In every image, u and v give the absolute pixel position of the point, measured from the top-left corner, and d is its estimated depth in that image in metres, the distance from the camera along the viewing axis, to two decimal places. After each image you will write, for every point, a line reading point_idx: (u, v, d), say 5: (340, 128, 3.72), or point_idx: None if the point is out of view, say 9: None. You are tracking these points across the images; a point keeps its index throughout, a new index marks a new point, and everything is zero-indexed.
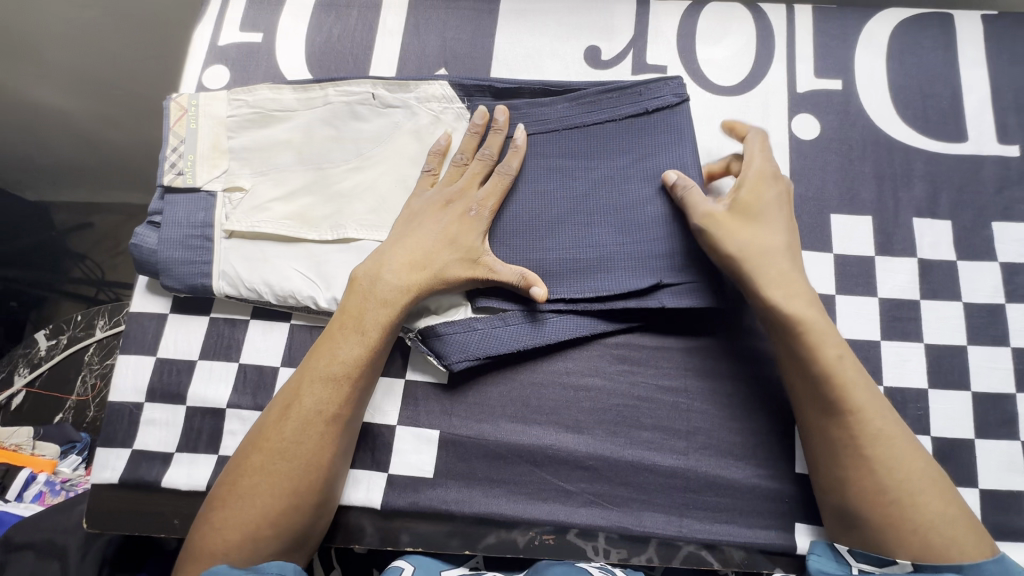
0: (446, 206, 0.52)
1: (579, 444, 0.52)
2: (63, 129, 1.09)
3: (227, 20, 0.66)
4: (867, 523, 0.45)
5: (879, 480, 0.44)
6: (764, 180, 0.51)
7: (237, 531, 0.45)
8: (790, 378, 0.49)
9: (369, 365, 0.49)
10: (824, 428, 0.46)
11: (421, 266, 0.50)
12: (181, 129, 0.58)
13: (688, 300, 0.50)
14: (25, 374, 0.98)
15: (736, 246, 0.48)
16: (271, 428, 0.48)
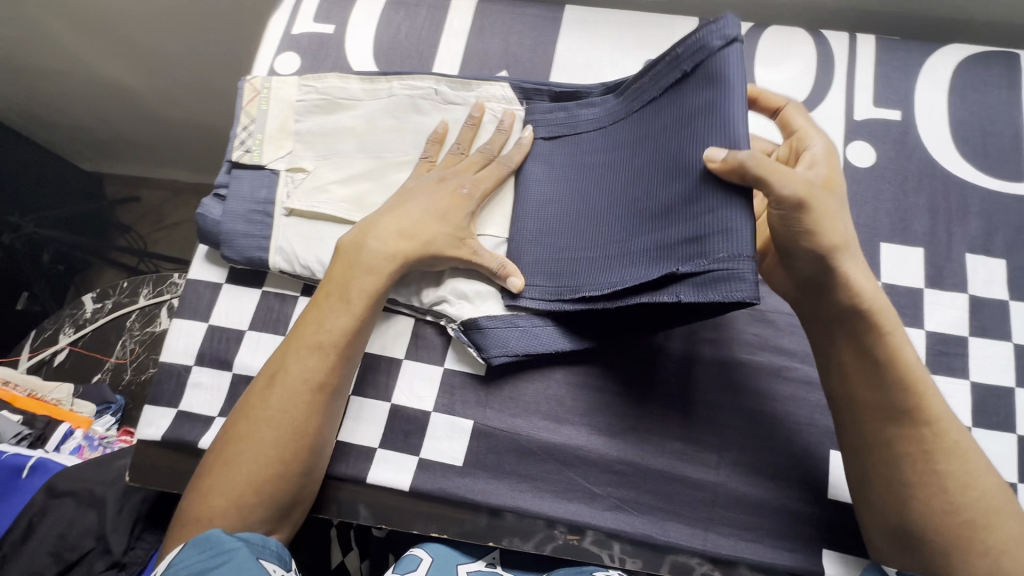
0: (439, 183, 0.54)
1: (613, 448, 0.53)
2: (138, 101, 1.20)
3: (301, 10, 0.69)
4: (927, 541, 0.44)
5: (950, 500, 0.43)
6: (834, 158, 0.47)
7: (221, 498, 0.46)
8: (857, 385, 0.46)
9: (354, 333, 0.51)
10: (895, 438, 0.44)
11: (407, 239, 0.51)
12: (253, 109, 0.61)
13: (707, 294, 0.41)
14: (70, 334, 1.02)
15: (833, 227, 0.42)
16: (257, 396, 0.49)
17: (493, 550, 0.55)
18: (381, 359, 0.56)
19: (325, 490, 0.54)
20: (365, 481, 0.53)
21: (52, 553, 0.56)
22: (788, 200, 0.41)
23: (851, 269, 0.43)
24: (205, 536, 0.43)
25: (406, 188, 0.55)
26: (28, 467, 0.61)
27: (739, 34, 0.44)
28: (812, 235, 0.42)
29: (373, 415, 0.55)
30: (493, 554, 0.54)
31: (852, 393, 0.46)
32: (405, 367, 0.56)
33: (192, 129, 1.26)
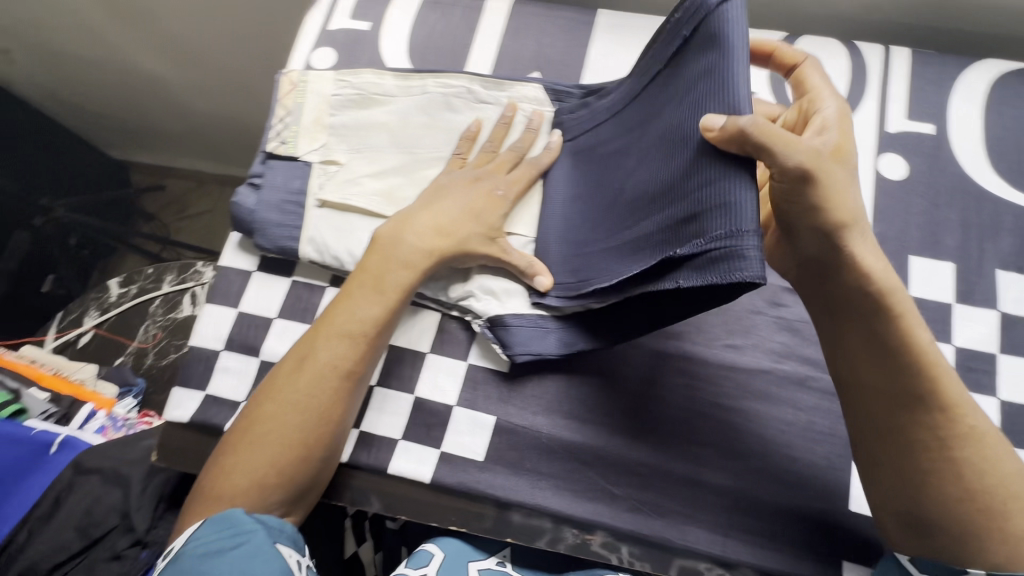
0: (476, 182, 0.55)
1: (633, 449, 0.53)
2: (173, 94, 1.23)
3: (338, 7, 0.70)
4: (941, 530, 0.43)
5: (969, 488, 0.42)
6: (845, 122, 0.45)
7: (245, 476, 0.47)
8: (866, 370, 0.45)
9: (386, 325, 0.52)
10: (907, 425, 0.44)
11: (445, 236, 0.52)
12: (289, 102, 0.62)
13: (702, 276, 0.38)
14: (95, 317, 1.04)
15: (841, 200, 0.41)
16: (283, 379, 0.50)
17: (505, 548, 0.56)
18: (406, 352, 0.57)
19: (346, 479, 0.54)
20: (385, 472, 0.53)
21: (78, 529, 0.57)
22: (791, 170, 0.39)
23: (858, 246, 0.43)
24: (226, 515, 0.45)
25: (439, 184, 0.55)
26: (55, 444, 0.62)
27: None
28: (819, 209, 0.41)
29: (396, 407, 0.55)
30: (505, 552, 0.56)
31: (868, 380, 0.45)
32: (429, 361, 0.56)
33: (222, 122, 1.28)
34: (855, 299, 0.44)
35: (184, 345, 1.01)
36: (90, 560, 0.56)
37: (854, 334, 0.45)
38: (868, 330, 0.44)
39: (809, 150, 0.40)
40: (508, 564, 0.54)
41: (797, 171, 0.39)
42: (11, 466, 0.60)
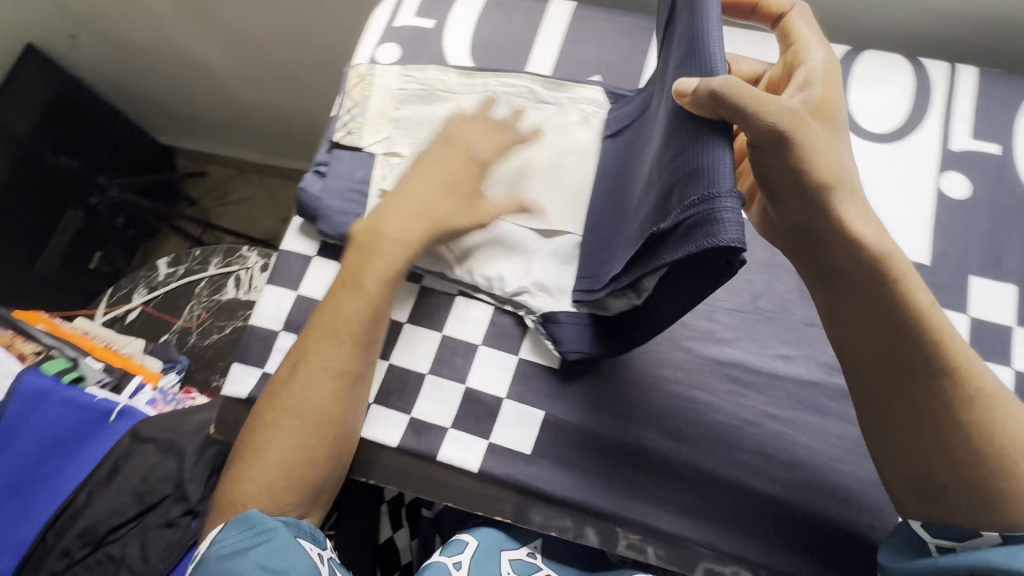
0: (433, 161, 0.56)
1: (680, 452, 0.53)
2: (227, 89, 1.26)
3: (404, 4, 0.72)
4: (950, 491, 0.43)
5: (977, 448, 0.41)
6: (831, 75, 0.45)
7: (253, 482, 0.49)
8: (868, 335, 0.45)
9: (376, 318, 0.53)
10: (908, 391, 0.44)
11: (422, 219, 0.54)
12: (356, 94, 0.64)
13: (687, 247, 0.37)
14: (143, 294, 1.08)
15: (821, 160, 0.41)
16: (279, 386, 0.52)
17: (536, 539, 0.59)
18: (458, 342, 0.58)
19: (394, 463, 0.55)
20: (434, 459, 0.54)
21: (134, 494, 0.60)
22: (771, 131, 0.40)
23: (844, 208, 0.43)
24: (245, 516, 0.46)
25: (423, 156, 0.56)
26: (115, 412, 0.64)
27: None
28: (804, 169, 0.41)
29: (447, 396, 0.56)
30: (535, 543, 0.58)
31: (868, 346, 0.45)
32: (481, 353, 0.57)
33: (273, 117, 1.31)
34: (851, 268, 0.44)
35: (227, 325, 1.04)
36: (143, 526, 0.58)
37: (850, 301, 0.45)
38: (863, 295, 0.44)
39: (784, 110, 0.40)
40: (538, 556, 0.57)
41: (774, 132, 0.40)
42: (73, 429, 0.62)
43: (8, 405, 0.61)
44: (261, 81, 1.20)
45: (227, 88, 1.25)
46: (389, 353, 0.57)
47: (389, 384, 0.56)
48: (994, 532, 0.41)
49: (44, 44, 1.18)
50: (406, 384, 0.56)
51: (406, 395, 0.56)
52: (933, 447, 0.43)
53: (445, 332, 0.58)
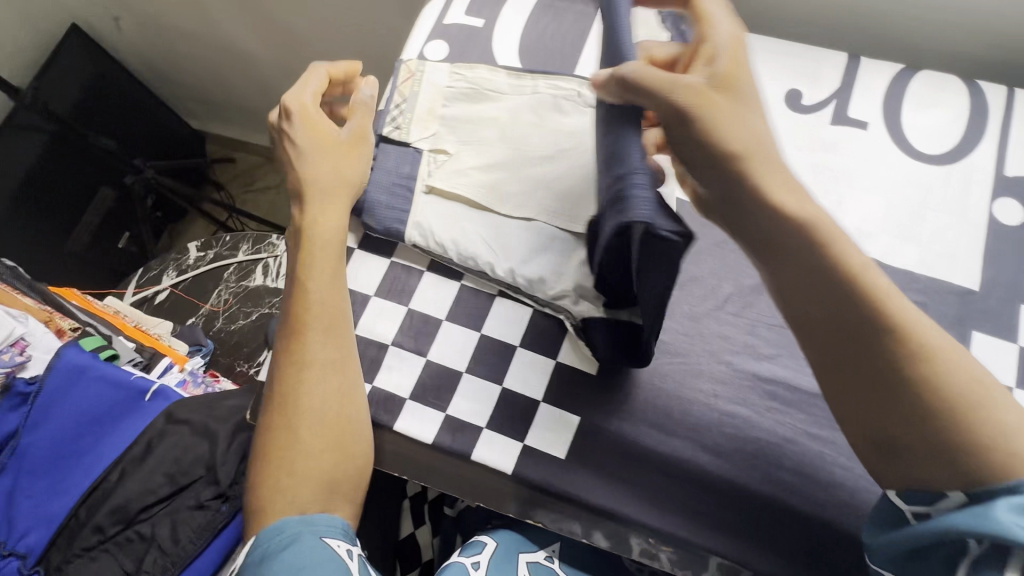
0: (294, 119, 0.54)
1: (716, 466, 0.53)
2: (264, 77, 1.26)
3: (455, 2, 0.72)
4: (911, 446, 0.37)
5: (932, 404, 0.35)
6: (737, 47, 0.40)
7: (285, 495, 0.48)
8: (796, 290, 0.39)
9: (326, 298, 0.52)
10: (848, 351, 0.38)
11: (318, 187, 0.53)
12: (405, 89, 0.64)
13: (625, 213, 0.41)
14: (172, 277, 1.10)
15: (730, 134, 0.38)
16: (278, 401, 0.51)
17: (555, 542, 0.58)
18: (496, 343, 0.58)
19: (427, 460, 0.55)
20: (468, 458, 0.54)
21: (166, 475, 0.61)
22: (673, 108, 0.38)
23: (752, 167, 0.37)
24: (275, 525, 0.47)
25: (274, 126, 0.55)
26: (150, 392, 0.66)
27: None
28: (707, 140, 0.37)
29: (483, 396, 0.56)
30: (554, 546, 0.58)
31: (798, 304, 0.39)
32: (518, 355, 0.57)
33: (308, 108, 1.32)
34: (778, 230, 0.38)
35: (253, 312, 1.04)
36: (174, 507, 0.59)
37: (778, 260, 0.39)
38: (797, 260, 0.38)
39: (684, 89, 0.38)
40: (556, 561, 0.57)
41: (673, 108, 0.38)
42: (109, 408, 0.63)
43: (48, 380, 0.62)
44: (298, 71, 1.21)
45: (264, 76, 1.26)
46: (426, 350, 0.58)
47: (426, 381, 0.57)
48: (958, 490, 0.35)
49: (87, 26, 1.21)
50: (442, 382, 0.56)
51: (442, 393, 0.56)
52: (886, 414, 0.37)
53: (484, 332, 0.58)
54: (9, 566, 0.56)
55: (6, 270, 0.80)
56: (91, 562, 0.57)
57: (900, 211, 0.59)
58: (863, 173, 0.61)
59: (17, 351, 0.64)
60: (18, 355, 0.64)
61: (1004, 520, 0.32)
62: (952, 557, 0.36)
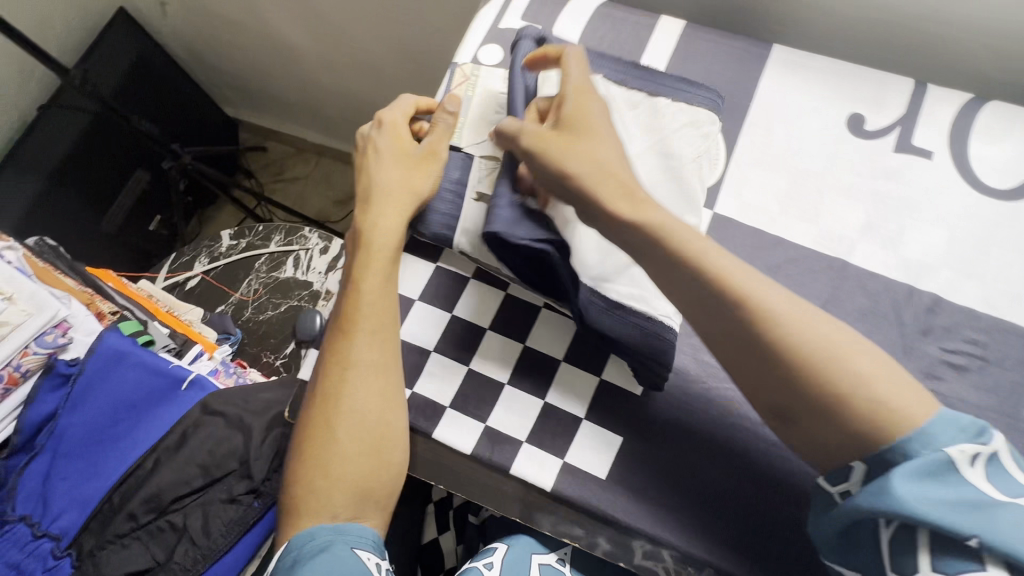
0: (381, 131, 0.58)
1: (763, 499, 0.51)
2: (302, 68, 1.26)
3: (511, 6, 0.71)
4: (805, 416, 0.40)
5: (795, 360, 0.39)
6: (582, 95, 0.50)
7: (323, 495, 0.48)
8: (659, 270, 0.45)
9: (374, 301, 0.53)
10: (723, 329, 0.42)
11: (382, 192, 0.55)
12: (459, 93, 0.64)
13: (498, 224, 0.50)
14: (203, 264, 1.10)
15: (568, 163, 0.47)
16: (320, 401, 0.51)
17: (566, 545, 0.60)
18: (540, 357, 0.57)
19: (464, 470, 0.54)
20: (506, 471, 0.53)
21: (201, 466, 0.61)
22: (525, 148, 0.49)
23: (590, 177, 0.46)
24: (308, 531, 0.47)
25: (363, 133, 0.60)
26: (186, 381, 0.66)
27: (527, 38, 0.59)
28: (555, 169, 0.47)
29: (525, 409, 0.55)
30: (565, 549, 0.60)
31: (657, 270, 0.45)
32: (561, 369, 0.56)
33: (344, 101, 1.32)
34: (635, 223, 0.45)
35: (282, 304, 1.04)
36: (206, 499, 0.59)
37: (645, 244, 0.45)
38: (657, 238, 0.44)
39: (533, 134, 0.49)
40: (566, 564, 0.59)
41: (523, 151, 0.49)
42: (146, 395, 0.64)
43: (88, 364, 0.62)
44: (337, 64, 1.20)
45: (302, 67, 1.26)
46: (468, 358, 0.57)
47: (467, 389, 0.56)
48: (856, 459, 0.39)
49: (134, 10, 1.21)
50: (484, 392, 0.56)
51: (482, 403, 0.55)
52: (764, 379, 0.41)
53: (527, 344, 0.57)
54: (41, 547, 0.57)
55: (47, 248, 0.80)
56: (122, 550, 0.57)
57: (962, 245, 0.57)
58: (926, 204, 0.59)
59: (60, 333, 0.64)
60: (61, 337, 0.64)
61: (898, 491, 0.35)
62: (875, 536, 0.38)
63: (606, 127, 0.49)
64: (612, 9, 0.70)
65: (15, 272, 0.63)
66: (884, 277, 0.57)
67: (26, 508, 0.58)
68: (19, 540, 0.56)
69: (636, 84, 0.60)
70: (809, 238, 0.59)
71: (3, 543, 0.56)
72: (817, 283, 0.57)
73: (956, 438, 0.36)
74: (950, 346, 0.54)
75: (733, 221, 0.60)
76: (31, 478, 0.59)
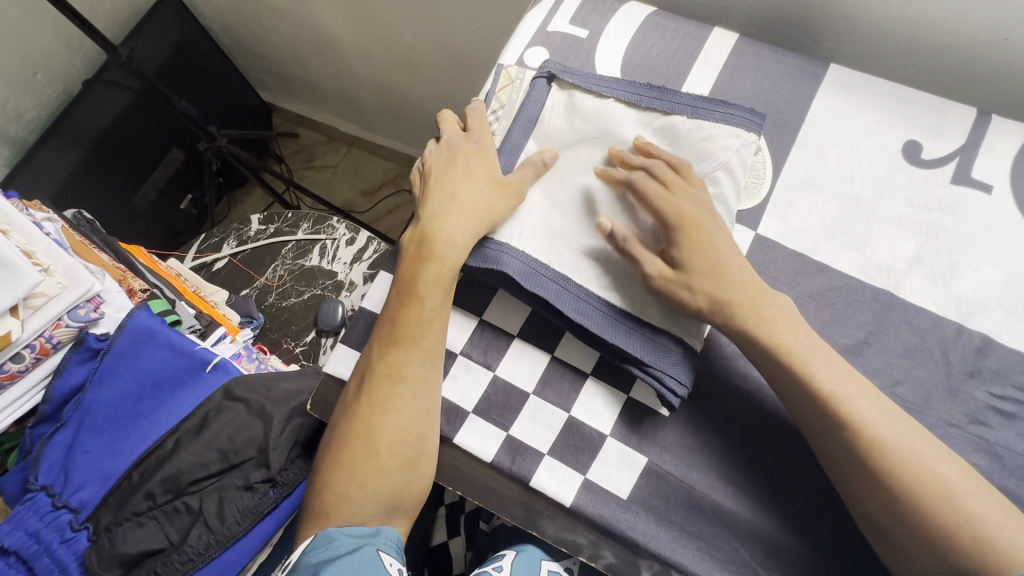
0: (475, 141, 0.60)
1: (788, 534, 0.49)
2: (342, 58, 1.27)
3: (561, 9, 0.69)
4: (908, 541, 0.44)
5: (902, 486, 0.43)
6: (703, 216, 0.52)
7: (358, 503, 0.50)
8: (779, 386, 0.49)
9: (433, 318, 0.53)
10: (832, 446, 0.47)
11: (459, 204, 0.55)
12: (504, 95, 0.63)
13: (475, 258, 0.55)
14: (232, 247, 1.11)
15: (693, 298, 0.51)
16: (365, 409, 0.51)
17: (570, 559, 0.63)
18: (568, 369, 0.56)
19: (483, 477, 0.54)
20: (526, 483, 0.52)
21: (220, 452, 0.61)
22: (652, 276, 0.52)
23: (715, 316, 0.51)
24: (328, 534, 0.49)
25: (445, 139, 0.61)
26: (211, 364, 0.66)
27: (542, 72, 0.61)
28: (683, 304, 0.51)
29: (550, 420, 0.54)
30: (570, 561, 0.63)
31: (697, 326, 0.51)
32: (589, 383, 0.55)
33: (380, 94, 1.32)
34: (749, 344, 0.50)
35: (306, 292, 1.05)
36: (222, 485, 0.60)
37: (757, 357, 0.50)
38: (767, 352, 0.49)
39: (659, 268, 0.52)
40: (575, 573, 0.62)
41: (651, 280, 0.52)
42: (172, 376, 0.64)
43: (118, 339, 0.63)
44: (376, 56, 1.20)
45: (341, 57, 1.26)
46: (495, 364, 0.56)
47: (491, 396, 0.55)
48: None
49: None
50: (508, 399, 0.55)
51: (506, 411, 0.54)
52: (866, 499, 0.45)
53: (556, 355, 0.56)
54: (60, 518, 0.57)
55: (84, 222, 0.82)
56: (138, 528, 0.57)
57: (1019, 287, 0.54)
58: (982, 240, 0.56)
59: (92, 308, 0.64)
60: (94, 311, 0.64)
61: None
62: None
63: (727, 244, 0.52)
64: (663, 18, 0.68)
65: (54, 244, 0.63)
66: (933, 313, 0.55)
67: (48, 479, 0.59)
68: (39, 509, 0.57)
69: (652, 104, 0.58)
70: (854, 267, 0.57)
71: (23, 511, 0.56)
72: (860, 314, 0.55)
73: None
74: (999, 391, 0.52)
75: (775, 244, 0.58)
76: (54, 449, 0.60)
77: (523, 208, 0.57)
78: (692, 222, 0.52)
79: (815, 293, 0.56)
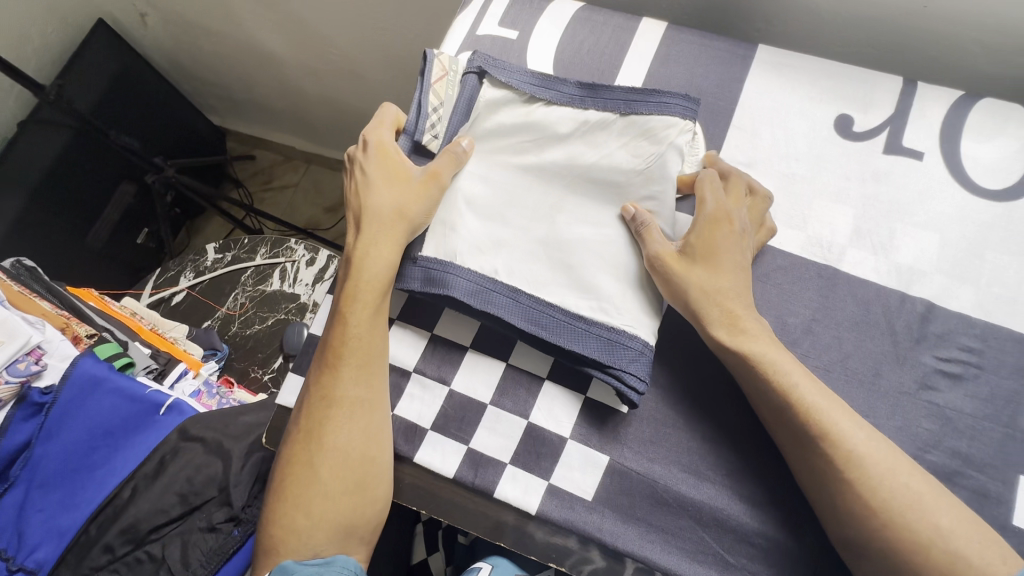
0: (367, 150, 0.57)
1: (753, 517, 0.50)
2: (286, 76, 1.24)
3: (489, 11, 0.68)
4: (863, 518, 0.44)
5: (845, 463, 0.44)
6: (736, 233, 0.53)
7: (308, 534, 0.49)
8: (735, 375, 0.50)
9: (362, 336, 0.52)
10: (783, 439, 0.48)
11: (377, 220, 0.54)
12: (441, 89, 0.59)
13: (419, 280, 0.54)
14: (189, 278, 1.09)
15: (686, 284, 0.51)
16: (304, 438, 0.51)
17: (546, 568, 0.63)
18: (524, 375, 0.55)
19: (446, 494, 0.53)
20: (490, 495, 0.52)
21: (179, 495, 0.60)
22: (655, 260, 0.52)
23: (692, 302, 0.51)
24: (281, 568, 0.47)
25: (348, 153, 0.59)
26: (164, 405, 0.64)
27: (475, 62, 0.58)
28: (672, 292, 0.52)
29: (510, 429, 0.53)
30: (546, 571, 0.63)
31: (685, 301, 0.51)
32: (546, 387, 0.55)
33: (331, 107, 1.30)
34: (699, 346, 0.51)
35: (269, 318, 1.03)
36: (187, 527, 0.59)
37: None
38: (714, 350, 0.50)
39: (665, 254, 0.52)
40: None
41: (654, 264, 0.52)
42: (122, 422, 0.62)
43: (61, 393, 0.60)
44: (319, 69, 1.18)
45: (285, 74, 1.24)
46: (450, 378, 0.55)
47: (449, 410, 0.54)
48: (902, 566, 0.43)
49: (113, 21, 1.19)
50: (466, 412, 0.54)
51: (465, 424, 0.54)
52: (820, 477, 0.46)
53: (512, 363, 0.56)
54: None
55: (23, 270, 0.79)
56: None
57: (955, 248, 0.55)
58: (918, 207, 0.57)
59: (33, 360, 0.61)
60: (35, 364, 0.61)
61: None
62: None
63: (745, 256, 0.53)
64: (591, 13, 0.68)
65: None
66: (875, 283, 0.55)
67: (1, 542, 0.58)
68: None
69: (584, 104, 0.57)
70: (797, 245, 0.57)
71: None
72: (806, 292, 0.56)
73: (992, 559, 0.41)
74: (945, 354, 0.52)
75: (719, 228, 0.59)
76: (7, 510, 0.58)
77: (463, 214, 0.56)
78: (716, 228, 0.52)
79: (761, 275, 0.57)
